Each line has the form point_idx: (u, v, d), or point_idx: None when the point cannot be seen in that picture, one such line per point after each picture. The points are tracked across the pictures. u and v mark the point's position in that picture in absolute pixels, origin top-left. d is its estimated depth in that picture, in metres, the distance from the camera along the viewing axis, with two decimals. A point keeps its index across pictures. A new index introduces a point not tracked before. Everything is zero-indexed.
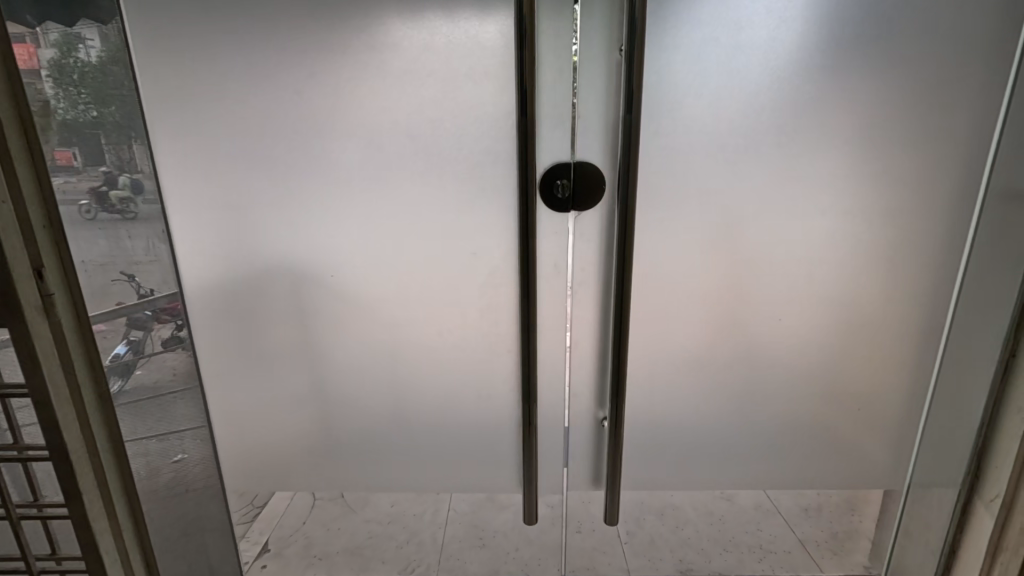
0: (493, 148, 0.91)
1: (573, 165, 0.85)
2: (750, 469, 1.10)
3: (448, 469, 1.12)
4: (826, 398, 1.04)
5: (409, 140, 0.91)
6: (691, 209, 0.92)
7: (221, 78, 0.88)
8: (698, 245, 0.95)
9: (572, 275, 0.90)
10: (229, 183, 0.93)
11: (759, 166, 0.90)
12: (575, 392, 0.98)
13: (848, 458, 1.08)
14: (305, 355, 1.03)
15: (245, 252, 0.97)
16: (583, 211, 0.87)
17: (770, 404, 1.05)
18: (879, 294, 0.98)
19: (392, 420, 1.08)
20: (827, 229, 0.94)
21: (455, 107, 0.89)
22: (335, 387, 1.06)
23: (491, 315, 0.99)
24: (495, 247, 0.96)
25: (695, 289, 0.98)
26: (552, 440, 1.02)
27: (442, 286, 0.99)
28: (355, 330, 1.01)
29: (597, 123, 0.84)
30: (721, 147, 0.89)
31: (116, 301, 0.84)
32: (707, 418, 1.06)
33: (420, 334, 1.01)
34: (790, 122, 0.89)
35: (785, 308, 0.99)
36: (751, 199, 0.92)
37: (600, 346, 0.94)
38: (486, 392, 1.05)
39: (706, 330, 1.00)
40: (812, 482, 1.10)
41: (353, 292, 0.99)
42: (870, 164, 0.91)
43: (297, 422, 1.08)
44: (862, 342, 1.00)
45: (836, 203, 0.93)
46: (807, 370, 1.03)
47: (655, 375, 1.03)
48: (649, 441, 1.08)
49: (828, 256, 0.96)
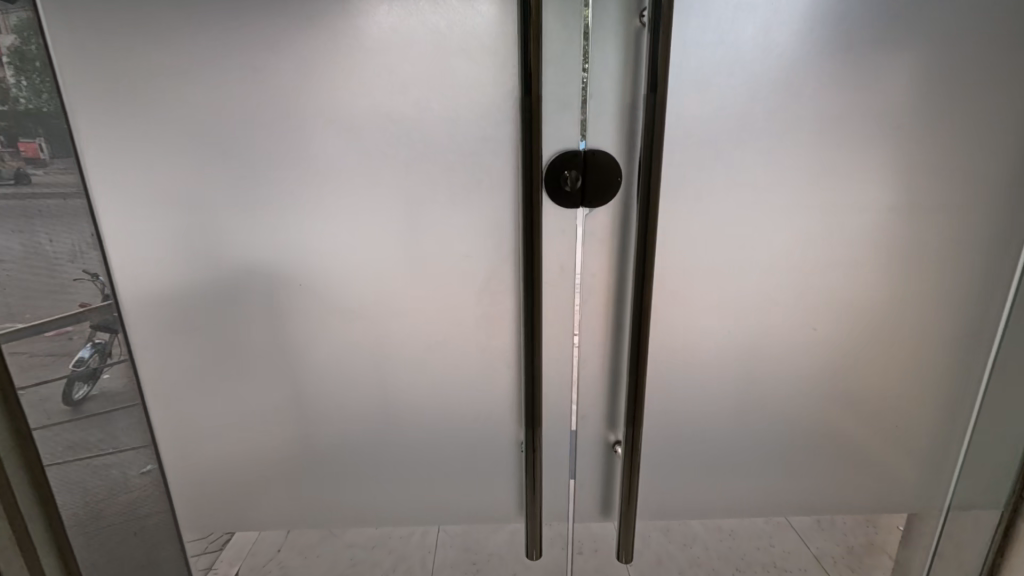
0: (489, 136, 0.79)
1: (581, 152, 0.73)
2: (771, 484, 1.01)
3: (440, 491, 1.01)
4: (854, 409, 0.95)
5: (394, 124, 0.78)
6: (719, 203, 0.82)
7: (163, 48, 0.74)
8: (724, 242, 0.84)
9: (581, 280, 0.79)
10: (174, 174, 0.79)
11: (793, 153, 0.80)
12: (584, 413, 0.87)
13: (876, 471, 0.99)
14: (277, 369, 0.91)
15: (201, 255, 0.83)
16: (595, 208, 0.75)
17: (794, 414, 0.96)
18: (916, 297, 0.88)
19: (378, 442, 0.96)
20: (864, 225, 0.84)
21: (444, 87, 0.77)
22: (310, 407, 0.93)
23: (489, 323, 0.88)
24: (492, 246, 0.84)
25: (720, 292, 0.87)
26: (556, 464, 0.90)
27: (432, 292, 0.86)
28: (335, 341, 0.89)
29: (611, 105, 0.72)
30: (753, 133, 0.78)
31: (76, 303, 0.80)
32: (726, 430, 0.96)
33: (408, 344, 0.89)
34: (827, 105, 0.78)
35: (816, 311, 0.89)
36: (782, 190, 0.82)
37: (612, 361, 0.83)
38: (484, 408, 0.94)
39: (726, 339, 0.90)
40: (836, 497, 1.01)
41: (331, 298, 0.86)
42: (913, 152, 0.81)
43: (270, 444, 0.96)
44: (897, 348, 0.91)
45: (876, 195, 0.83)
46: (837, 379, 0.93)
47: (672, 386, 0.93)
48: (661, 457, 0.98)
49: (863, 256, 0.86)
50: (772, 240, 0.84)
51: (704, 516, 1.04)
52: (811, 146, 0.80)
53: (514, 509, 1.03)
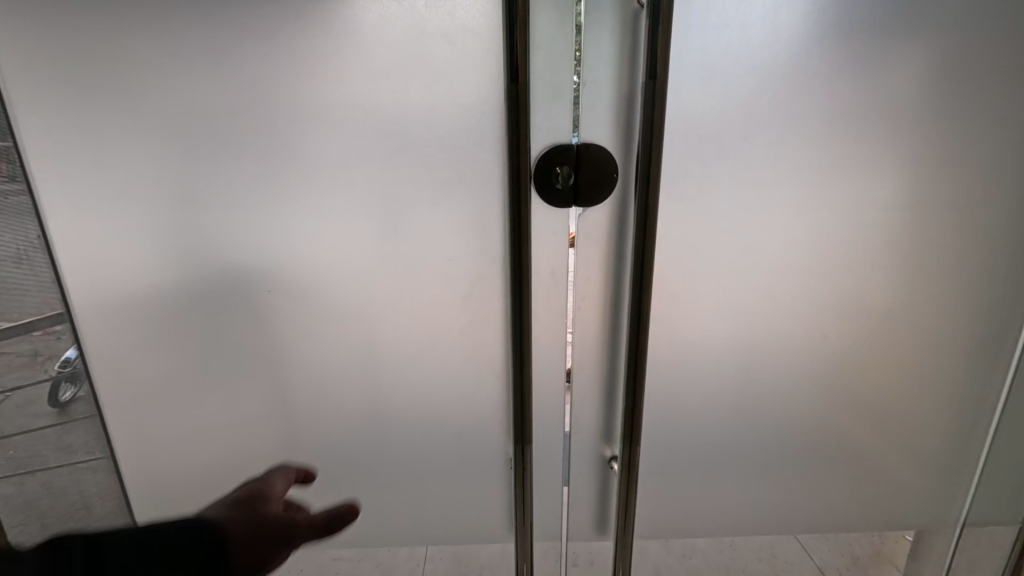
0: (471, 124, 0.66)
1: (574, 147, 0.67)
2: (791, 516, 0.89)
3: (417, 524, 0.89)
4: (887, 435, 0.83)
5: (357, 105, 0.65)
6: (738, 200, 0.70)
7: (73, 12, 0.60)
8: (742, 245, 0.72)
9: (574, 286, 0.74)
10: (93, 165, 0.66)
11: (823, 143, 0.69)
12: (577, 427, 0.82)
13: (911, 504, 0.88)
14: (227, 393, 0.78)
15: (131, 261, 0.69)
16: (589, 208, 0.69)
17: (821, 441, 0.84)
18: (956, 309, 0.77)
19: (342, 474, 0.84)
20: (903, 225, 0.73)
21: (417, 68, 0.64)
22: (262, 435, 0.80)
23: (471, 339, 0.75)
24: (474, 250, 0.71)
25: (738, 302, 0.75)
26: (547, 480, 0.85)
27: (401, 305, 0.74)
28: (292, 360, 0.76)
29: (606, 94, 0.66)
30: (776, 120, 0.68)
31: (34, 310, 0.70)
32: (743, 457, 0.84)
33: (377, 363, 0.77)
34: (863, 87, 0.67)
35: (848, 324, 0.77)
36: (810, 185, 0.71)
37: (608, 373, 0.78)
38: (467, 436, 0.82)
39: (742, 356, 0.78)
40: (863, 530, 0.90)
41: (282, 313, 0.74)
42: (946, 143, 0.70)
43: (218, 479, 0.82)
44: (938, 367, 0.79)
45: (917, 190, 0.71)
46: (864, 403, 0.82)
47: (678, 408, 0.81)
48: (666, 488, 0.87)
49: (903, 261, 0.74)
50: (794, 242, 0.73)
51: (714, 552, 0.93)
52: (831, 137, 0.69)
53: (501, 546, 0.91)
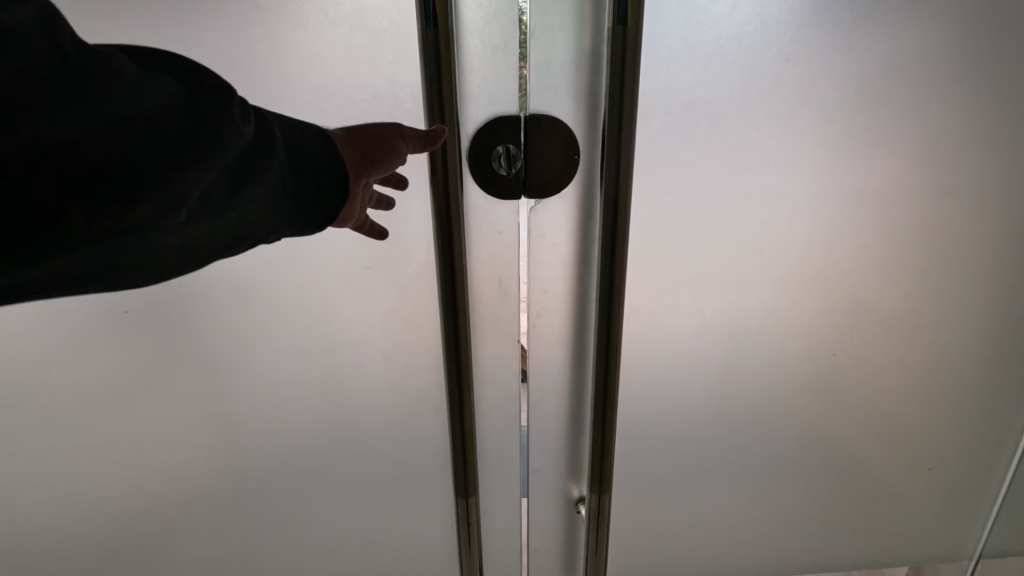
0: (378, 97, 0.49)
1: (522, 120, 0.52)
2: (789, 550, 0.77)
3: (356, 570, 0.76)
4: (904, 464, 0.70)
5: (218, 60, 0.46)
6: (737, 188, 0.54)
7: None
8: (740, 245, 0.57)
9: (528, 298, 0.60)
10: None
11: (853, 113, 0.52)
12: (538, 460, 0.69)
13: (924, 533, 0.76)
14: (96, 443, 0.61)
15: None
16: (544, 199, 0.54)
17: (826, 472, 0.71)
18: (997, 326, 0.62)
19: (256, 521, 0.70)
20: (946, 216, 0.57)
21: (297, 17, 0.45)
22: (144, 487, 0.65)
23: (405, 363, 0.61)
24: (400, 255, 0.56)
25: (734, 315, 0.60)
26: (504, 520, 0.72)
27: (304, 328, 0.58)
28: (175, 397, 0.60)
29: (562, 47, 0.49)
30: (793, 81, 0.50)
31: None
32: (738, 489, 0.71)
33: (287, 395, 0.62)
34: (916, 35, 0.49)
35: (866, 343, 0.62)
36: (833, 168, 0.54)
37: (573, 398, 0.65)
38: (407, 470, 0.68)
39: (733, 384, 0.64)
40: (869, 562, 0.78)
41: (146, 343, 0.57)
42: (1010, 119, 0.53)
43: (109, 530, 0.68)
44: (971, 385, 0.65)
45: (969, 170, 0.55)
46: (876, 434, 0.68)
47: (661, 438, 0.67)
48: (640, 528, 0.74)
49: (941, 261, 0.59)
50: (806, 243, 0.57)
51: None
52: (861, 106, 0.52)
53: None
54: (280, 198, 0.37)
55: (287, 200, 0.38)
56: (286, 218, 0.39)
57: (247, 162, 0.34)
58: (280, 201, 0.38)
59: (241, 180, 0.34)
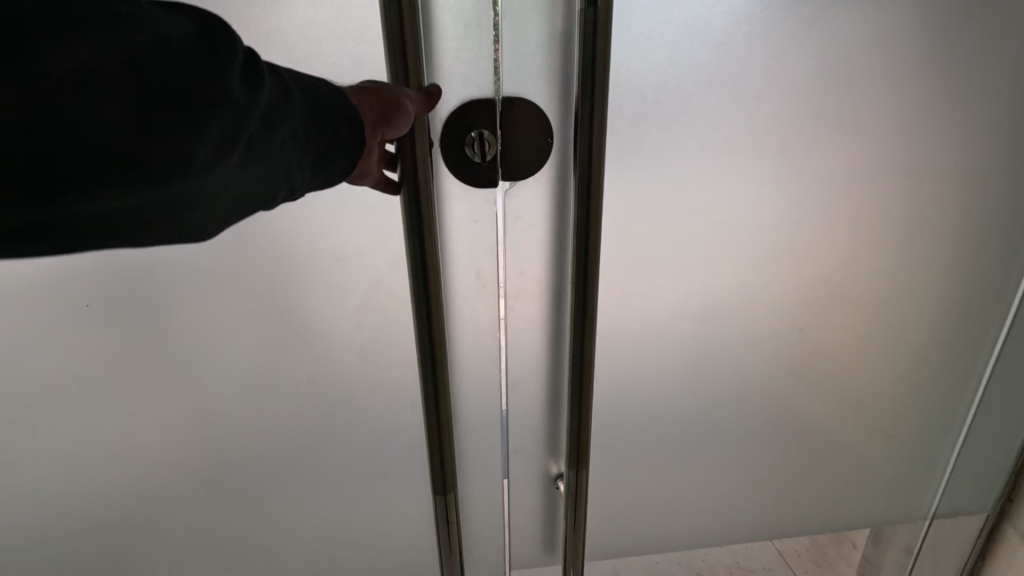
0: (345, 77, 0.48)
1: (496, 103, 0.52)
2: (758, 517, 0.81)
3: (338, 556, 0.76)
4: (862, 431, 0.74)
5: None
6: (706, 170, 0.55)
7: None
8: (709, 225, 0.58)
9: (505, 280, 0.60)
10: None
11: (818, 96, 0.54)
12: (516, 438, 0.70)
13: (882, 497, 0.81)
14: (70, 438, 0.60)
15: None
16: (518, 181, 0.55)
17: (791, 444, 0.74)
18: (948, 297, 0.66)
19: (237, 510, 0.69)
20: (903, 195, 0.59)
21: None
22: (120, 480, 0.64)
23: (383, 349, 0.61)
24: (372, 241, 0.55)
25: (702, 294, 0.62)
26: (484, 498, 0.74)
27: (278, 315, 0.57)
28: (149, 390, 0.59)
29: (534, 30, 0.49)
30: (759, 66, 0.51)
31: None
32: (710, 463, 0.74)
33: (263, 383, 0.61)
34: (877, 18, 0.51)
35: (831, 319, 0.65)
36: (798, 150, 0.56)
37: (549, 379, 0.66)
38: (387, 454, 0.69)
39: (705, 362, 0.66)
40: (831, 524, 0.83)
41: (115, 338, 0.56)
42: (961, 100, 0.55)
43: (85, 523, 0.67)
44: (925, 355, 0.69)
45: (924, 150, 0.57)
46: (840, 406, 0.72)
47: (637, 416, 0.69)
48: (618, 503, 0.76)
49: (898, 238, 0.61)
50: (774, 224, 0.59)
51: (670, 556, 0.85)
52: (825, 90, 0.53)
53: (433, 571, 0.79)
54: (291, 158, 0.37)
55: (300, 153, 0.37)
56: (304, 171, 0.39)
57: (258, 131, 0.33)
58: (291, 159, 0.37)
59: (251, 142, 0.33)
